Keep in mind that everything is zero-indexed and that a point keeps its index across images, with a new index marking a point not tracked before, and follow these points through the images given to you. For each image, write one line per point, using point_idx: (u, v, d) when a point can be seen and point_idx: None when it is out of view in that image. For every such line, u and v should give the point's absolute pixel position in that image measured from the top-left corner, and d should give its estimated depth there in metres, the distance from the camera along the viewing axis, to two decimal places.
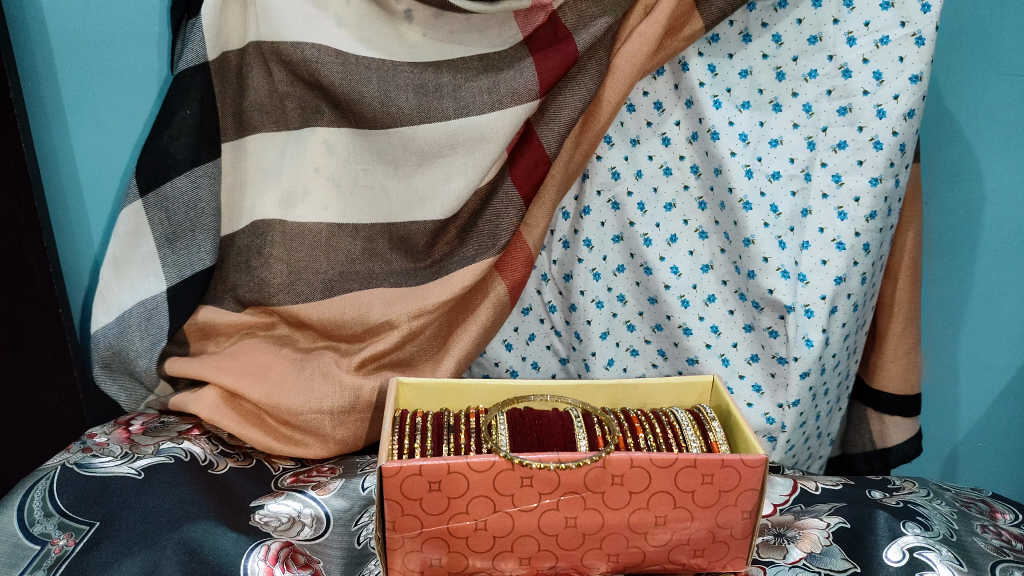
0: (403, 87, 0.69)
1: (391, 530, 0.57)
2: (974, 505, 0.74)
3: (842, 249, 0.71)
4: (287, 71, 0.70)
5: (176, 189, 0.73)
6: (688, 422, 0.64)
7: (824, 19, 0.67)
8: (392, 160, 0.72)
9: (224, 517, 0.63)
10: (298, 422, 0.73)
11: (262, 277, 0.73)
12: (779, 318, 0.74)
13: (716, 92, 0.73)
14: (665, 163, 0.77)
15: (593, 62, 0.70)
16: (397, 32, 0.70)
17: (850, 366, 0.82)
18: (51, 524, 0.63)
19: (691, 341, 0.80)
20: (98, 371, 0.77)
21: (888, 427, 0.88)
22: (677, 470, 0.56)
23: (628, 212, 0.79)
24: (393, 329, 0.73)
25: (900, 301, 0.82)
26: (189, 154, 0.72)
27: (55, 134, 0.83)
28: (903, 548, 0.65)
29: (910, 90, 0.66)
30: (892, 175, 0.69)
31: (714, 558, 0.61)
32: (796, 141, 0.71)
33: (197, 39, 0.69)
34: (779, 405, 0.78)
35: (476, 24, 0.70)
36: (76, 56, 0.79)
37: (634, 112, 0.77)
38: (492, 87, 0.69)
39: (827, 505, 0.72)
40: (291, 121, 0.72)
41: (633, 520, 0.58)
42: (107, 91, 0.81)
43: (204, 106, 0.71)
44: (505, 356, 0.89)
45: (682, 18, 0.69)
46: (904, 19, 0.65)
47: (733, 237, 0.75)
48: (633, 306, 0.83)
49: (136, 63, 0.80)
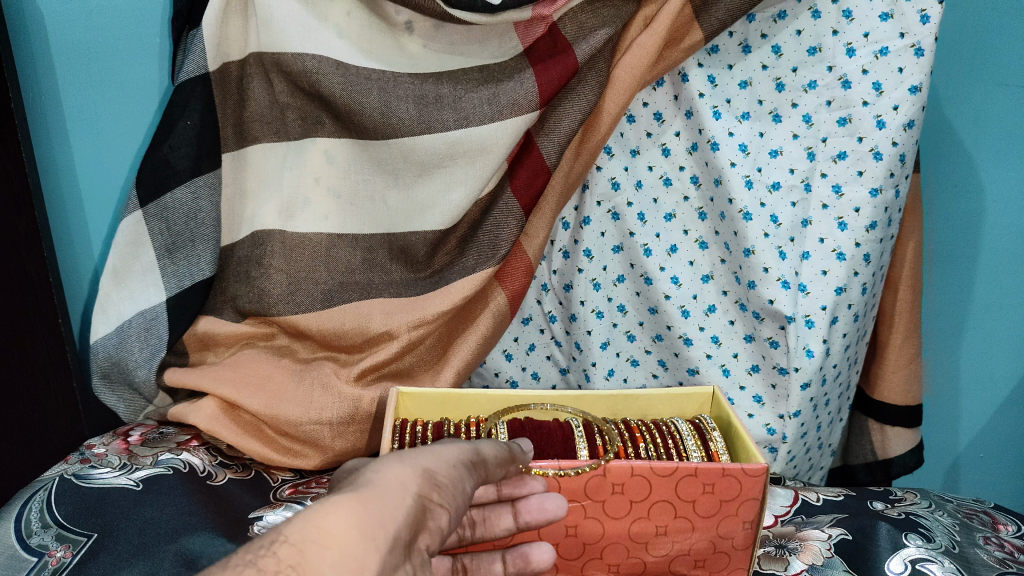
0: (404, 98, 0.69)
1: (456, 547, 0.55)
2: (976, 517, 0.74)
3: (842, 259, 0.71)
4: (288, 83, 0.70)
5: (177, 200, 0.73)
6: (689, 432, 0.64)
7: (823, 30, 0.68)
8: (392, 171, 0.72)
9: (223, 528, 0.64)
10: (297, 432, 0.72)
11: (262, 288, 0.72)
12: (779, 328, 0.74)
13: (715, 103, 0.73)
14: (665, 174, 0.77)
15: (593, 73, 0.70)
16: (398, 44, 0.71)
17: (851, 376, 0.82)
18: (49, 535, 0.63)
19: (691, 352, 0.80)
20: (97, 382, 0.77)
21: (889, 438, 0.87)
22: (677, 479, 0.55)
23: (628, 223, 0.79)
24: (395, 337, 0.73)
25: (900, 311, 0.82)
26: (189, 164, 0.72)
27: (54, 144, 0.83)
28: (904, 559, 0.64)
29: (909, 101, 0.66)
30: (892, 185, 0.70)
31: (715, 569, 0.60)
32: (796, 152, 0.71)
33: (198, 50, 0.69)
34: (780, 417, 0.77)
35: (476, 35, 0.70)
36: (77, 67, 0.79)
37: (634, 123, 0.77)
38: (492, 98, 0.69)
39: (829, 517, 0.71)
40: (291, 131, 0.72)
41: (634, 530, 0.58)
42: (108, 102, 0.81)
43: (205, 117, 0.71)
44: (506, 366, 0.88)
45: (682, 29, 0.69)
46: (904, 30, 0.65)
47: (733, 248, 0.75)
48: (633, 316, 0.83)
49: (136, 74, 0.80)
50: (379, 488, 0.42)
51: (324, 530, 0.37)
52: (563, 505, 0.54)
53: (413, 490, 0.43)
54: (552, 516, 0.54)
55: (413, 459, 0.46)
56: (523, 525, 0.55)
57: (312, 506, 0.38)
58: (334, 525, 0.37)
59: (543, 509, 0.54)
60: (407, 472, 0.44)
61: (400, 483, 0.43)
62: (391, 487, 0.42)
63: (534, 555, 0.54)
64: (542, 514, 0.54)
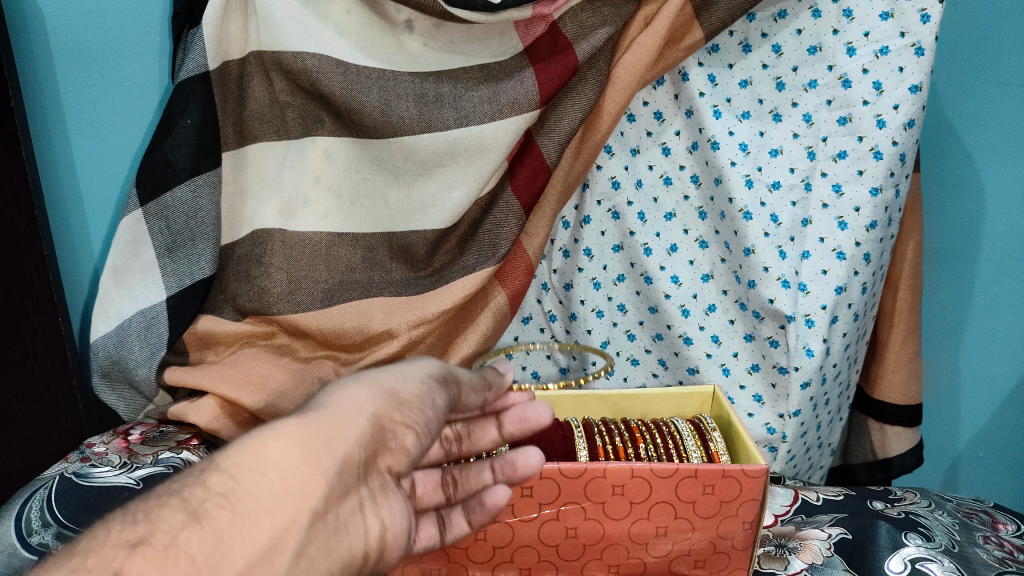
0: (404, 97, 0.69)
1: (416, 540, 0.57)
2: (976, 516, 0.74)
3: (842, 259, 0.71)
4: (288, 81, 0.70)
5: (177, 199, 0.73)
6: (689, 432, 0.64)
7: (824, 30, 0.68)
8: (392, 169, 0.72)
9: None
10: None
11: (262, 287, 0.72)
12: (779, 328, 0.74)
13: (716, 102, 0.73)
14: (665, 173, 0.77)
15: (593, 72, 0.70)
16: (398, 42, 0.71)
17: (851, 376, 0.82)
18: (49, 534, 0.63)
19: (691, 351, 0.80)
20: (98, 381, 0.77)
21: (889, 437, 0.88)
22: (677, 480, 0.55)
23: (628, 222, 0.79)
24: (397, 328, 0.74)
25: (900, 311, 0.82)
26: (189, 163, 0.72)
27: (54, 143, 0.83)
28: (904, 559, 0.65)
29: (909, 100, 0.66)
30: (892, 185, 0.69)
31: (715, 568, 0.60)
32: (796, 151, 0.71)
33: (197, 49, 0.69)
34: (780, 416, 0.77)
35: (476, 34, 0.71)
36: (77, 66, 0.79)
37: (634, 122, 0.77)
38: (492, 97, 0.69)
39: (829, 517, 0.71)
40: (291, 130, 0.72)
41: (634, 531, 0.58)
42: (108, 101, 0.81)
43: (205, 116, 0.71)
44: (506, 365, 0.89)
45: (682, 28, 0.69)
46: (903, 29, 0.65)
47: (733, 247, 0.75)
48: (633, 315, 0.83)
49: (137, 73, 0.80)
50: (333, 410, 0.42)
51: (261, 457, 0.37)
52: (544, 415, 0.55)
53: (367, 411, 0.43)
54: (535, 425, 0.55)
55: (376, 379, 0.46)
56: (508, 438, 0.56)
57: (252, 435, 0.38)
58: (274, 453, 0.37)
59: (525, 419, 0.55)
60: (365, 392, 0.44)
61: (355, 403, 0.43)
62: (345, 406, 0.42)
63: (520, 460, 0.51)
64: (525, 425, 0.55)
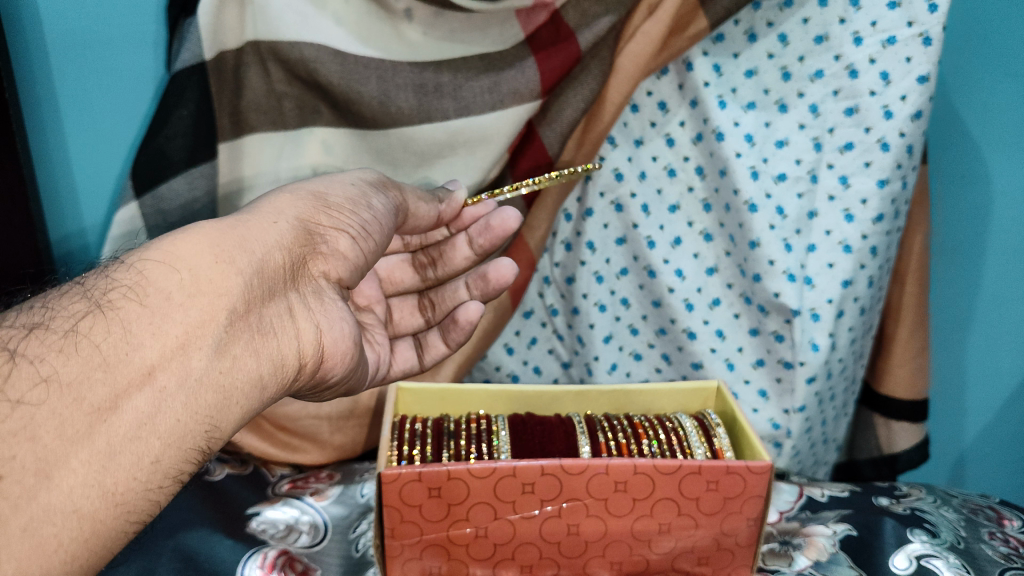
0: (403, 86, 0.69)
1: (389, 538, 0.55)
2: (981, 512, 0.73)
3: (849, 252, 0.70)
4: (285, 71, 0.68)
5: (173, 191, 0.70)
6: (693, 428, 0.63)
7: (830, 19, 0.66)
8: (391, 160, 0.73)
9: (221, 524, 0.63)
10: (296, 426, 0.74)
11: None
12: (784, 322, 0.73)
13: (721, 92, 0.72)
14: (669, 164, 0.76)
15: (596, 61, 0.69)
16: (397, 31, 0.69)
17: (856, 370, 0.81)
18: None
19: (695, 345, 0.79)
20: None
21: (895, 433, 0.87)
22: (681, 476, 0.54)
23: (632, 214, 0.78)
24: (405, 347, 0.73)
25: (907, 304, 0.81)
26: (185, 155, 0.69)
27: (49, 136, 0.79)
28: (909, 555, 0.64)
29: (917, 91, 0.65)
30: (899, 177, 0.68)
31: (719, 566, 0.59)
32: (803, 143, 0.70)
33: (194, 38, 0.66)
34: (785, 411, 0.77)
35: (476, 23, 0.69)
36: (71, 53, 0.75)
37: (637, 112, 0.76)
38: (493, 87, 0.69)
39: (834, 513, 0.70)
40: (288, 120, 0.71)
41: (637, 528, 0.56)
42: (102, 91, 0.77)
43: (202, 107, 0.68)
44: (506, 361, 0.88)
45: (687, 17, 0.67)
46: (911, 19, 0.64)
47: (738, 240, 0.74)
48: (636, 309, 0.82)
49: (131, 63, 0.76)
50: (194, 250, 0.49)
51: (180, 253, 0.48)
52: (510, 222, 0.71)
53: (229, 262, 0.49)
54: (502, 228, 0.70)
55: (225, 249, 0.49)
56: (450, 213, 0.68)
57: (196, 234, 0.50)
58: (184, 251, 0.48)
59: (492, 227, 0.71)
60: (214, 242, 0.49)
61: (192, 251, 0.49)
62: (210, 261, 0.48)
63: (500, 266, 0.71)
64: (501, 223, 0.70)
